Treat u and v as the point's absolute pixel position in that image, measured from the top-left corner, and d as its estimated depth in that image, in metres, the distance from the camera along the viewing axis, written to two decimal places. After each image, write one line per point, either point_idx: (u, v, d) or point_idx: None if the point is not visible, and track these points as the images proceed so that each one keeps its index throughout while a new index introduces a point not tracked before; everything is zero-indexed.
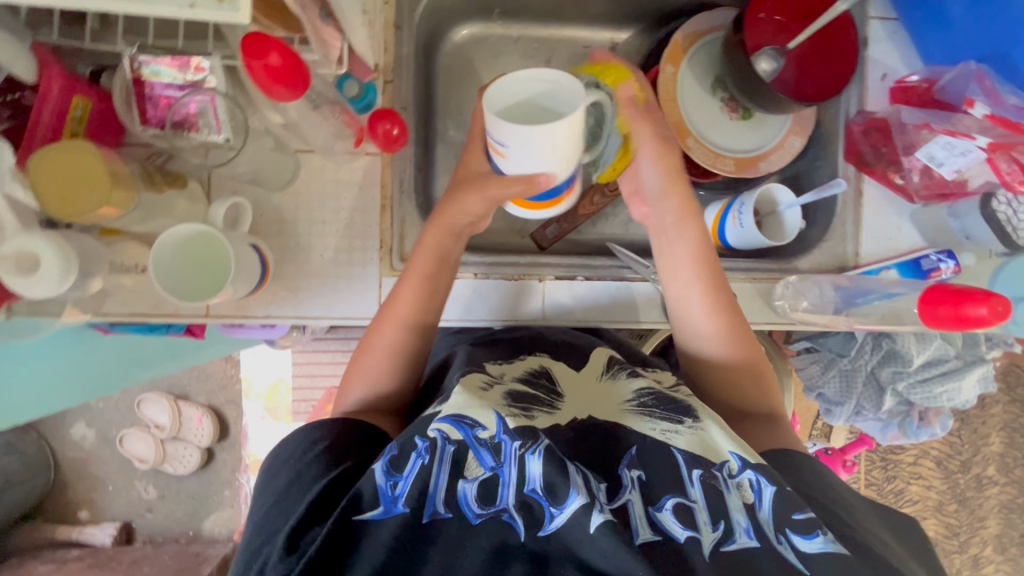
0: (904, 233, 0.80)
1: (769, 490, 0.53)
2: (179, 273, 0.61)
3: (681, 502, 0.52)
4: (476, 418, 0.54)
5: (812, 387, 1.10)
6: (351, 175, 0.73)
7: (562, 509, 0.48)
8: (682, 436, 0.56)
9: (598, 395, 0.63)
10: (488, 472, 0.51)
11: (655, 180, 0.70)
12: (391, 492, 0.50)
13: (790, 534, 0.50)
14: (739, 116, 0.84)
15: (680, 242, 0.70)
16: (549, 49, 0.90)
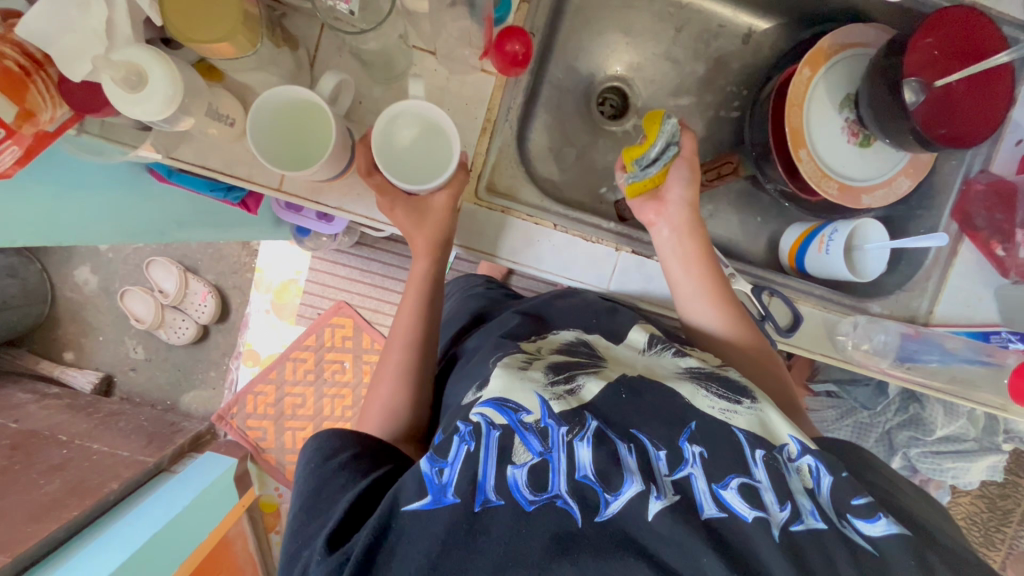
0: (982, 305, 0.78)
1: (827, 479, 0.56)
2: (270, 136, 0.59)
3: (747, 482, 0.54)
4: (519, 403, 0.58)
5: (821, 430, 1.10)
6: (462, 88, 0.69)
7: (617, 496, 0.52)
8: (741, 417, 0.60)
9: (643, 371, 0.66)
10: (536, 456, 0.55)
11: (680, 188, 0.72)
12: (439, 480, 0.54)
13: (851, 518, 0.53)
14: (858, 141, 0.80)
15: (690, 244, 0.71)
16: (684, 17, 0.85)
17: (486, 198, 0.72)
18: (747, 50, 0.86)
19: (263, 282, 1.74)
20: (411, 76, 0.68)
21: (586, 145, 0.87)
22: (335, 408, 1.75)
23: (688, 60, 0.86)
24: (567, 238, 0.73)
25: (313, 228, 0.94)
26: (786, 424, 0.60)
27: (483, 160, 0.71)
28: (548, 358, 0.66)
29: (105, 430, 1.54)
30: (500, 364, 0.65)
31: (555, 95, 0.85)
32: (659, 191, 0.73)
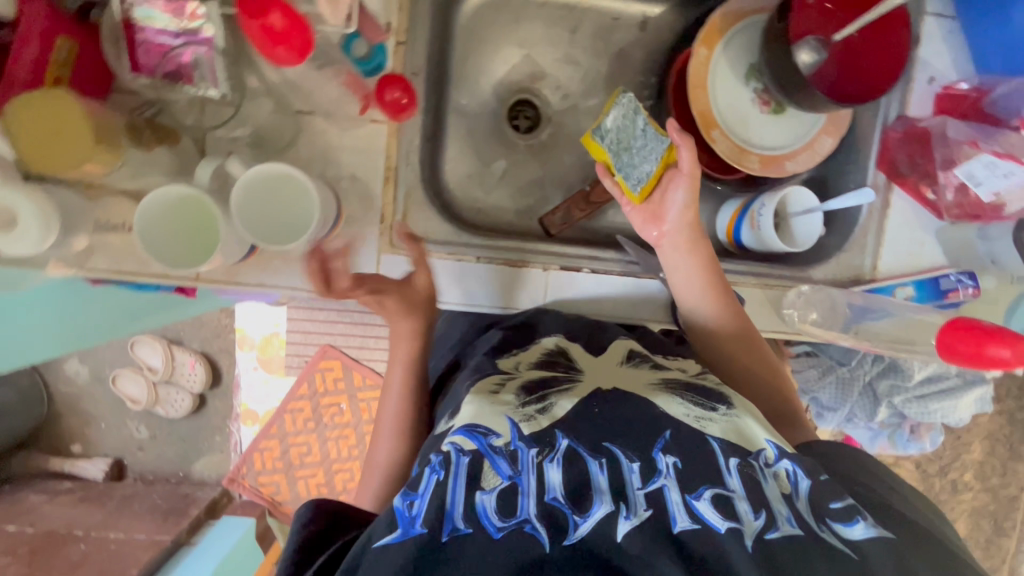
0: (927, 250, 0.77)
1: (805, 484, 0.54)
2: (162, 238, 0.57)
3: (720, 492, 0.52)
4: (490, 427, 0.55)
5: (806, 391, 1.09)
6: (355, 143, 0.68)
7: (586, 518, 0.49)
8: (717, 424, 0.58)
9: (621, 379, 0.64)
10: (505, 481, 0.52)
11: (679, 209, 0.69)
12: (409, 513, 0.50)
13: (830, 522, 0.51)
14: (770, 110, 0.79)
15: (692, 261, 0.70)
16: (576, 18, 0.83)
17: (403, 245, 0.72)
18: (646, 36, 0.84)
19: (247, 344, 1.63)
20: (300, 141, 0.67)
21: (505, 163, 0.85)
22: (341, 449, 1.75)
23: (590, 58, 0.85)
24: (491, 268, 0.73)
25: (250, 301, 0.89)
26: (762, 428, 0.59)
27: (393, 209, 0.71)
28: (522, 377, 0.64)
29: (121, 517, 1.57)
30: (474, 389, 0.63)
31: (463, 119, 0.83)
32: (658, 212, 0.71)
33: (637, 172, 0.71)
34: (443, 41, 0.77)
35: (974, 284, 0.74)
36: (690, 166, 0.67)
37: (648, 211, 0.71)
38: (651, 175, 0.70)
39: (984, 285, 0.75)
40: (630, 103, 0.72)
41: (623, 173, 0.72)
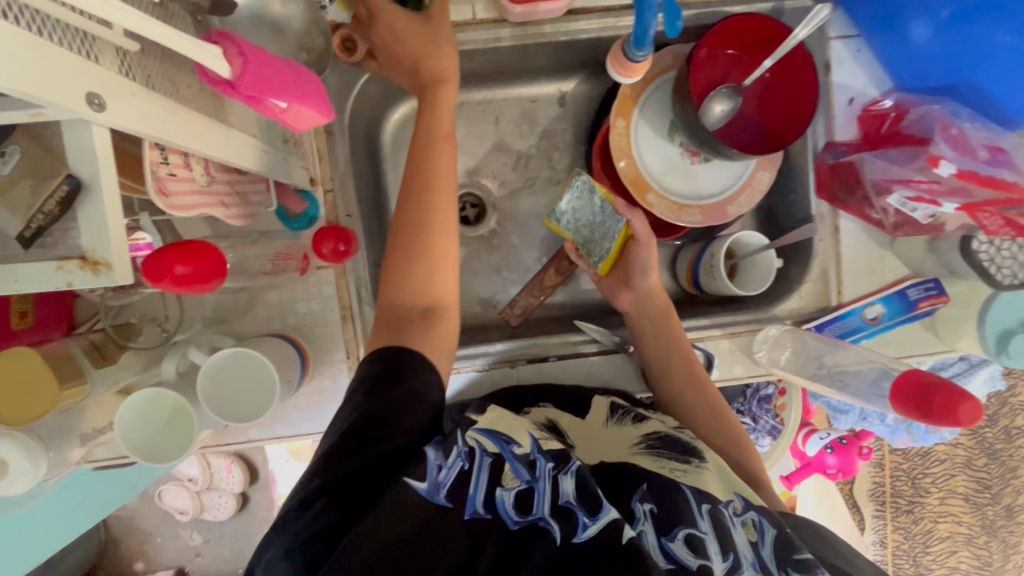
0: (888, 264, 0.76)
1: (770, 532, 0.56)
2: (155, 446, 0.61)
3: (692, 533, 0.53)
4: (512, 437, 0.58)
5: (817, 394, 1.09)
6: (307, 292, 0.72)
7: (595, 519, 0.50)
8: (691, 475, 0.61)
9: (609, 444, 0.67)
10: (523, 485, 0.53)
11: (643, 275, 0.75)
12: (436, 476, 0.53)
13: (792, 573, 0.52)
14: (701, 159, 0.79)
15: (654, 321, 0.74)
16: (496, 109, 0.86)
17: None
18: (567, 111, 0.86)
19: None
20: (256, 304, 0.70)
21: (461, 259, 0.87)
22: None
23: (519, 142, 0.87)
24: (462, 376, 0.77)
25: None
26: (732, 483, 0.61)
27: (356, 343, 0.74)
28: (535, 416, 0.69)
29: None
30: None
31: None
32: (626, 279, 0.76)
33: (601, 249, 0.77)
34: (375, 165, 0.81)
35: (942, 291, 0.73)
36: (648, 234, 0.74)
37: (616, 279, 0.77)
38: (613, 251, 0.76)
39: (952, 289, 0.74)
40: (583, 186, 0.73)
41: (587, 249, 0.77)
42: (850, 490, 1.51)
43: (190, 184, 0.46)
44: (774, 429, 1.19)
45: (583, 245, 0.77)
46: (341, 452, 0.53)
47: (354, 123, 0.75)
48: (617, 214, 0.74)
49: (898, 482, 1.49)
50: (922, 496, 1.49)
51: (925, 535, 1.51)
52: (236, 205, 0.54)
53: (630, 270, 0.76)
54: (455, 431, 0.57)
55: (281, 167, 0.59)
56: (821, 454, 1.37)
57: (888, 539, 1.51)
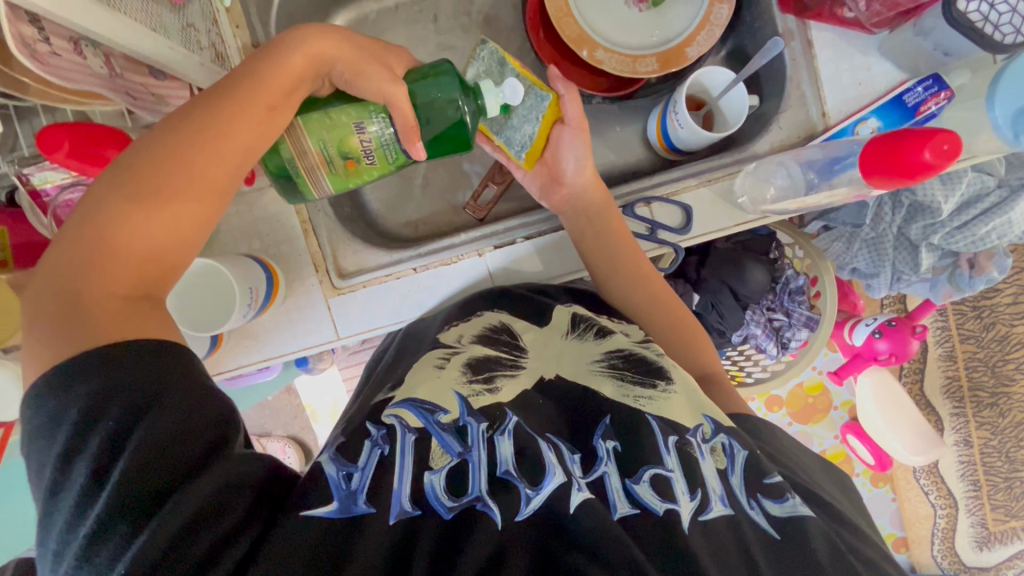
0: (876, 72, 0.67)
1: (741, 456, 0.55)
2: None
3: (659, 473, 0.52)
4: (437, 403, 0.55)
5: (843, 265, 1.00)
6: (266, 212, 0.73)
7: (537, 491, 0.50)
8: (658, 403, 0.58)
9: (563, 361, 0.64)
10: (455, 459, 0.51)
11: (574, 166, 0.71)
12: (347, 487, 0.49)
13: (760, 499, 0.52)
14: (648, 6, 0.74)
15: (592, 218, 0.69)
16: (433, 6, 0.83)
17: (345, 284, 0.74)
18: None
19: (319, 416, 1.38)
20: (221, 232, 0.72)
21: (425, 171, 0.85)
22: None
23: (462, 38, 0.83)
24: (431, 273, 0.74)
25: (258, 379, 0.91)
26: (703, 405, 0.60)
27: (322, 255, 0.73)
28: (467, 352, 0.63)
29: None
30: (418, 364, 0.63)
31: None
32: (556, 173, 0.72)
33: (522, 135, 0.69)
34: None
35: (943, 86, 0.64)
36: (577, 116, 0.69)
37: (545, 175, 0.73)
38: (536, 137, 0.69)
39: (955, 83, 0.65)
40: (490, 56, 0.68)
41: (504, 138, 0.70)
42: (920, 388, 1.38)
43: (82, 68, 0.47)
44: (811, 320, 1.06)
45: (496, 128, 0.69)
46: (135, 544, 0.38)
47: None
48: (543, 90, 0.68)
49: (975, 373, 1.35)
50: (1008, 385, 1.35)
51: (1016, 428, 1.37)
52: (148, 103, 0.55)
53: (557, 157, 0.71)
54: (366, 424, 0.56)
55: (201, 71, 0.59)
56: (869, 340, 1.26)
57: (974, 437, 1.38)
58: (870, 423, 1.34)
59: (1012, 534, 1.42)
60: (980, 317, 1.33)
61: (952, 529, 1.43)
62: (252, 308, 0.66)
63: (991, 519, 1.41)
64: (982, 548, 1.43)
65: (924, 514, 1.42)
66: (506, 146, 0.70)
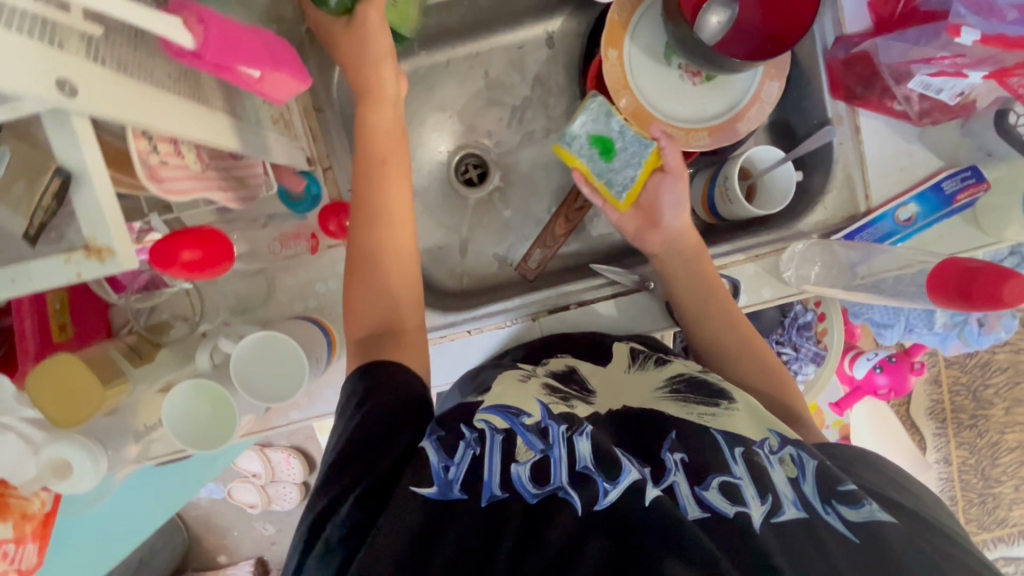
0: (918, 159, 0.71)
1: (811, 465, 0.54)
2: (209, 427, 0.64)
3: (727, 481, 0.52)
4: (521, 407, 0.58)
5: (858, 313, 1.04)
6: (322, 271, 0.72)
7: (616, 483, 0.50)
8: (721, 418, 0.59)
9: (629, 391, 0.66)
10: (538, 454, 0.53)
11: (673, 211, 0.72)
12: (445, 475, 0.52)
13: (836, 505, 0.50)
14: (702, 79, 0.76)
15: (687, 259, 0.71)
16: (484, 62, 0.83)
17: None
18: (556, 52, 0.83)
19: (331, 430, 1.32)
20: (276, 291, 0.71)
21: (469, 223, 0.86)
22: None
23: (512, 95, 0.84)
24: (486, 336, 0.77)
25: None
26: (768, 421, 0.60)
27: None
28: (545, 370, 0.67)
29: None
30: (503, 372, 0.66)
31: (418, 198, 0.86)
32: (653, 216, 0.73)
33: (623, 178, 0.73)
34: None
35: (980, 178, 0.68)
36: (678, 163, 0.72)
37: (643, 216, 0.74)
38: (638, 180, 0.73)
39: (992, 175, 0.69)
40: (599, 108, 0.72)
41: (605, 180, 0.74)
42: (906, 410, 1.46)
43: (184, 170, 0.47)
44: (817, 356, 1.10)
45: (598, 172, 0.74)
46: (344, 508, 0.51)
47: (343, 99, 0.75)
48: (647, 139, 0.72)
49: (957, 397, 1.44)
50: (985, 408, 1.44)
51: (992, 448, 1.45)
52: (235, 189, 0.55)
53: (656, 203, 0.73)
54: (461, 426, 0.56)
55: (277, 148, 0.60)
56: (870, 375, 1.33)
57: (953, 457, 1.46)
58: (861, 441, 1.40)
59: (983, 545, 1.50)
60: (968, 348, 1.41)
61: None
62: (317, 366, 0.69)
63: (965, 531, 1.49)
64: None
65: None
66: (607, 187, 0.74)
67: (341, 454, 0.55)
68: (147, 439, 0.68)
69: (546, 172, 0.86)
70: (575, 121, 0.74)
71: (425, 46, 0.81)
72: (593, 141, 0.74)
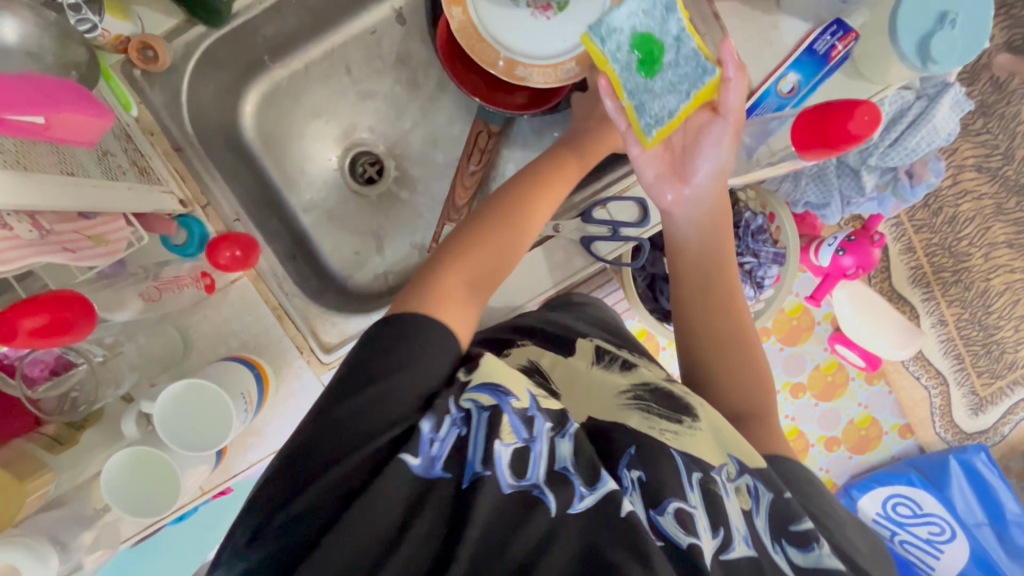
0: (784, 28, 0.70)
1: (767, 498, 0.51)
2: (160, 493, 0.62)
3: (681, 507, 0.48)
4: (510, 387, 0.51)
5: (795, 201, 1.04)
6: (236, 309, 0.70)
7: (594, 489, 0.47)
8: (682, 439, 0.53)
9: (590, 399, 0.60)
10: (522, 442, 0.49)
11: (708, 167, 0.64)
12: (429, 451, 0.47)
13: (785, 545, 0.49)
14: (554, 11, 0.74)
15: (702, 236, 0.68)
16: (342, 57, 0.81)
17: (331, 358, 0.73)
18: (410, 28, 0.82)
19: None
20: (194, 340, 0.70)
21: (378, 220, 0.84)
22: None
23: (381, 83, 0.83)
24: None
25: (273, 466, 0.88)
26: (735, 436, 0.54)
27: (301, 335, 0.72)
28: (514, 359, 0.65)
29: None
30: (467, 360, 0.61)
31: (319, 211, 0.83)
32: (682, 167, 0.65)
33: (659, 108, 0.61)
34: (247, 167, 0.78)
35: (848, 29, 0.67)
36: (735, 107, 0.60)
37: (672, 169, 0.66)
38: (675, 115, 0.61)
39: (858, 23, 0.68)
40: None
41: (637, 104, 0.61)
42: (890, 285, 1.41)
43: (12, 240, 0.45)
44: (778, 256, 1.03)
45: (630, 89, 0.61)
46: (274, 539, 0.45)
47: (203, 133, 0.73)
48: (708, 63, 0.58)
49: (935, 258, 1.39)
50: (965, 260, 1.38)
51: (982, 297, 1.39)
52: (92, 248, 0.53)
53: (690, 151, 0.64)
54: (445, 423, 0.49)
55: (131, 197, 0.58)
56: (835, 260, 1.24)
57: (948, 316, 1.41)
58: (851, 328, 1.31)
59: (1001, 394, 1.42)
60: (928, 206, 1.37)
61: (948, 404, 1.42)
62: (249, 410, 0.66)
63: (980, 385, 1.42)
64: (977, 414, 1.43)
65: (920, 397, 1.41)
66: (636, 111, 0.62)
67: (305, 439, 0.48)
68: (102, 523, 0.66)
69: (438, 149, 0.84)
70: (620, 9, 0.59)
71: (277, 57, 0.79)
72: (635, 42, 0.59)
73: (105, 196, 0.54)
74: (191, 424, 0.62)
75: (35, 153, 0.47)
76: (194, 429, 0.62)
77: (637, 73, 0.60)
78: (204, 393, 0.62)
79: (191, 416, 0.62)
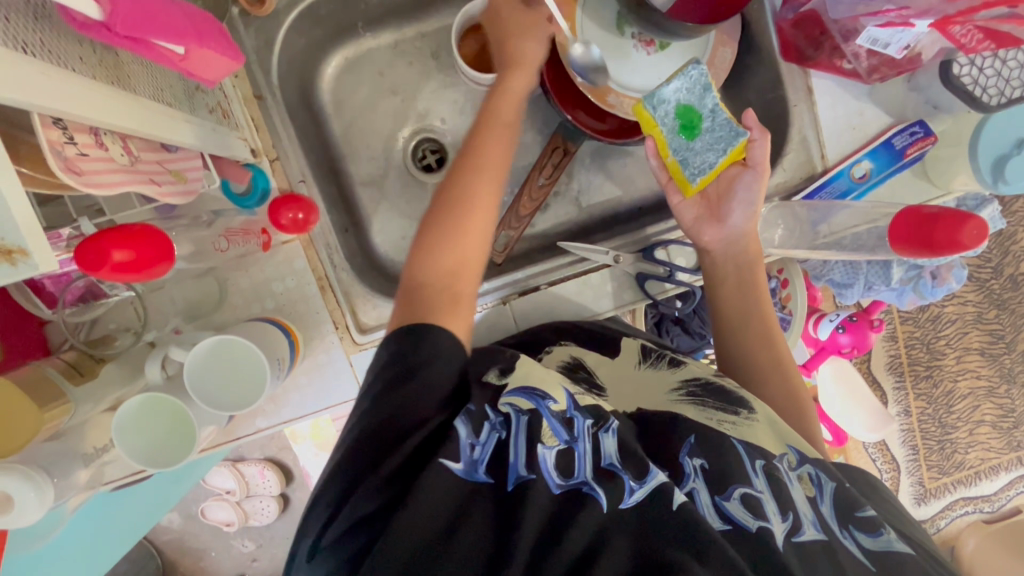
0: (868, 116, 0.72)
1: (829, 488, 0.50)
2: (169, 440, 0.59)
3: (748, 493, 0.47)
4: (547, 391, 0.53)
5: (818, 275, 1.06)
6: (280, 270, 0.68)
7: (643, 483, 0.46)
8: (741, 428, 0.54)
9: (644, 395, 0.62)
10: (564, 444, 0.48)
11: (742, 212, 0.67)
12: (471, 455, 0.48)
13: (852, 531, 0.47)
14: (656, 48, 0.74)
15: (740, 266, 0.68)
16: (434, 40, 0.80)
17: (365, 340, 0.71)
18: None
19: (300, 437, 1.07)
20: (231, 293, 0.67)
21: None
22: None
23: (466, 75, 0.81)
24: None
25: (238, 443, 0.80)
26: (788, 432, 0.55)
27: (340, 311, 0.70)
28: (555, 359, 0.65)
29: None
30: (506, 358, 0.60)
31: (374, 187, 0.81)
32: (717, 211, 0.68)
33: (701, 160, 0.66)
34: (318, 128, 0.76)
35: (928, 132, 0.69)
36: (763, 162, 0.65)
37: (707, 209, 0.69)
38: (714, 168, 0.66)
39: (937, 129, 0.71)
40: (700, 75, 0.63)
41: (680, 156, 0.67)
42: (868, 367, 1.33)
43: (108, 162, 0.42)
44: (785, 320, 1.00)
45: (672, 145, 0.66)
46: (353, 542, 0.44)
47: (286, 89, 0.72)
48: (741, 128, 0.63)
49: (914, 349, 1.32)
50: (939, 358, 1.33)
51: (947, 395, 1.34)
52: (172, 182, 0.51)
53: (725, 199, 0.67)
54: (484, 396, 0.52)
55: (212, 138, 0.56)
56: (833, 335, 1.22)
57: (912, 408, 1.34)
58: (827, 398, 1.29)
59: (945, 489, 1.38)
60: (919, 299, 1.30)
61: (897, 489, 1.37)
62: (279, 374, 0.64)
63: (927, 477, 1.37)
64: (919, 503, 1.39)
65: (872, 478, 1.36)
66: (679, 166, 0.67)
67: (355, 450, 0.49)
68: (98, 463, 0.62)
69: None
70: (668, 83, 0.64)
71: (371, 27, 0.77)
72: (679, 111, 0.65)
73: (194, 133, 0.52)
74: (222, 378, 0.59)
75: (138, 76, 0.45)
76: (230, 380, 0.60)
77: (676, 134, 0.66)
78: (230, 349, 0.60)
79: (219, 368, 0.59)
